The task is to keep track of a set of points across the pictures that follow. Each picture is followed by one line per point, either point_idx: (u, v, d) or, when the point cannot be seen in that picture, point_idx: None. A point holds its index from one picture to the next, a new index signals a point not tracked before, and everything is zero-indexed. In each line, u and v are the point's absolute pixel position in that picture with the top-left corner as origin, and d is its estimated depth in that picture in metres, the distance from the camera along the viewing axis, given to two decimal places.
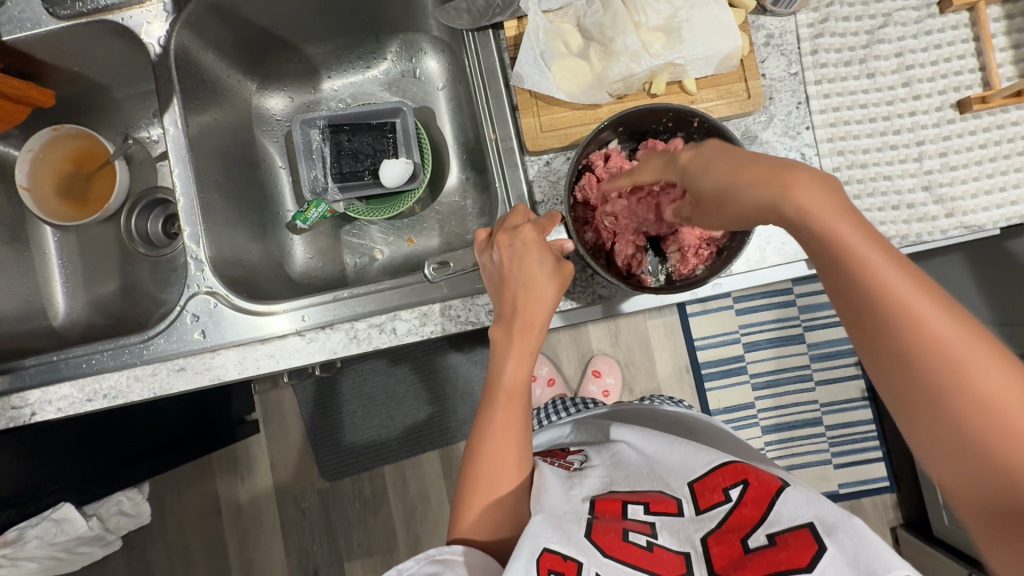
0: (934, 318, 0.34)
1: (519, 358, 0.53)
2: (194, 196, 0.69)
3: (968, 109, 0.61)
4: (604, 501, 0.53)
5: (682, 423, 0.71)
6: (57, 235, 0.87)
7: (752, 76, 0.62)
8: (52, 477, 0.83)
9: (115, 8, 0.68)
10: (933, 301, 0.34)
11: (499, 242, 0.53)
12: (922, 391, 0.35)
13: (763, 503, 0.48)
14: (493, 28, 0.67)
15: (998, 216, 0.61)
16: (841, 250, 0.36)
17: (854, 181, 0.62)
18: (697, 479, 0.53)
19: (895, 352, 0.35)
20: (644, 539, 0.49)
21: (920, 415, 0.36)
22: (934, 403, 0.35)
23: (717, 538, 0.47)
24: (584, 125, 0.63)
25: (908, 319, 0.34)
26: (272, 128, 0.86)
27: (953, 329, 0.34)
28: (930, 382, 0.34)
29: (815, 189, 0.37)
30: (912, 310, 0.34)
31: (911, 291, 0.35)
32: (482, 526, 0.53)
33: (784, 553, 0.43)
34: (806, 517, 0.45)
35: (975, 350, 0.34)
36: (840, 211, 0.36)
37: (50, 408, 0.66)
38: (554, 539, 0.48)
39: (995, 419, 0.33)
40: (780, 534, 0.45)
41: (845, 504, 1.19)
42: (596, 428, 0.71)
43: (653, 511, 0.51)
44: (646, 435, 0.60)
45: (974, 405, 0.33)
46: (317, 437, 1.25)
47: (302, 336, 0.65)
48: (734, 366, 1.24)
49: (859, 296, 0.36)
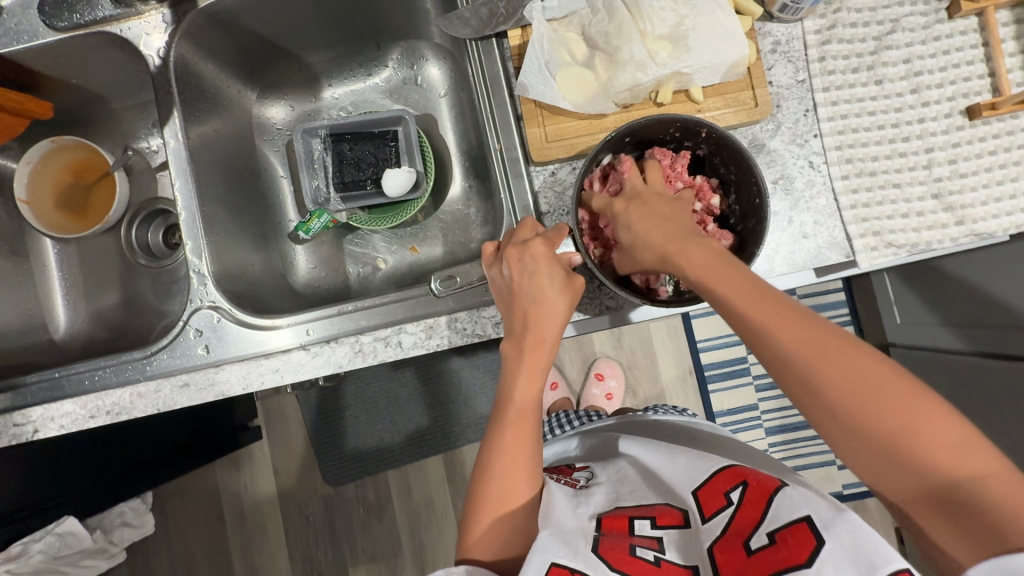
0: (810, 340, 0.42)
1: (530, 374, 0.52)
2: (196, 209, 0.68)
3: (977, 115, 0.60)
4: (610, 518, 0.52)
5: (681, 430, 0.69)
6: (56, 247, 0.86)
7: (760, 84, 0.61)
8: (52, 492, 0.82)
9: (113, 20, 0.67)
10: (803, 323, 0.42)
11: (509, 257, 0.52)
12: (821, 405, 0.42)
13: (761, 503, 0.47)
14: (497, 37, 0.66)
15: (1009, 223, 0.60)
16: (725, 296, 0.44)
17: (863, 189, 0.61)
18: (699, 487, 0.52)
19: (792, 376, 0.42)
20: (652, 554, 0.49)
21: (830, 425, 0.42)
22: (834, 413, 0.41)
23: (722, 545, 0.46)
24: (590, 135, 0.62)
25: (792, 345, 0.42)
26: (272, 136, 0.85)
27: (826, 343, 0.42)
28: (824, 396, 0.41)
29: (695, 250, 0.47)
30: (791, 335, 0.42)
31: (785, 322, 0.42)
32: (492, 544, 0.52)
33: (785, 552, 0.42)
34: (802, 511, 0.44)
35: (847, 354, 0.41)
36: (716, 264, 0.45)
37: (53, 425, 0.66)
38: (561, 553, 0.47)
39: (873, 410, 0.40)
40: (779, 531, 0.44)
41: (849, 505, 1.19)
42: (601, 440, 0.71)
43: (660, 526, 0.51)
44: (647, 447, 0.61)
45: (862, 404, 0.40)
46: (321, 446, 1.24)
47: (307, 350, 0.64)
48: (737, 368, 1.23)
49: (752, 335, 0.43)
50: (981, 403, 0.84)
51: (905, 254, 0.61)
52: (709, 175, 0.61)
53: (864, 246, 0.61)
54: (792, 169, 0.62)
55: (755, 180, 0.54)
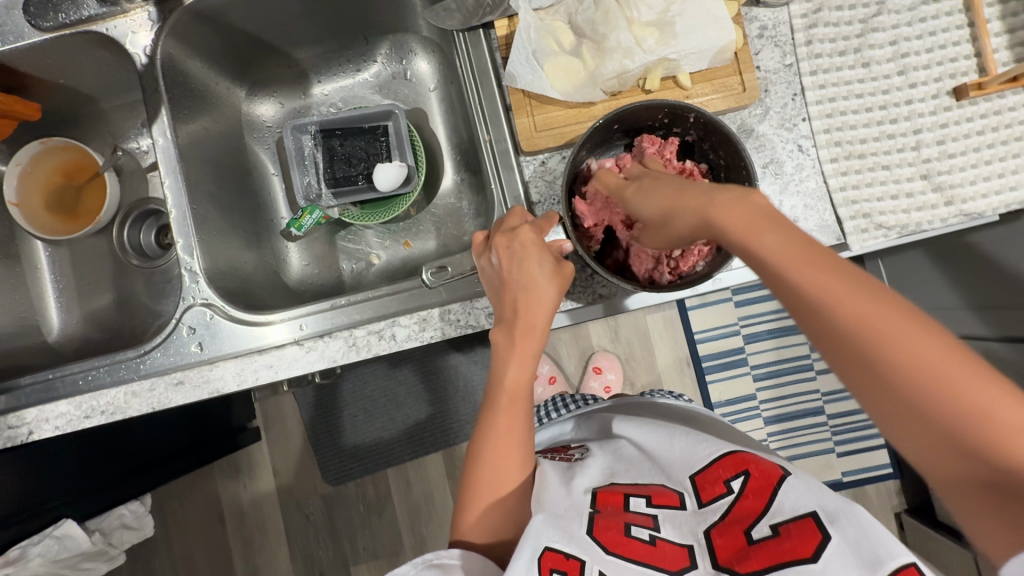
0: (868, 313, 0.37)
1: (521, 362, 0.53)
2: (186, 207, 0.68)
3: (964, 95, 0.60)
4: (605, 493, 0.52)
5: (682, 414, 0.69)
6: (48, 249, 0.86)
7: (747, 69, 0.61)
8: (50, 496, 0.82)
9: (99, 18, 0.67)
10: (860, 294, 0.37)
11: (497, 245, 0.52)
12: (880, 387, 0.37)
13: (764, 494, 0.47)
14: (483, 28, 0.66)
15: (998, 203, 0.60)
16: (771, 261, 0.39)
17: (852, 172, 0.61)
18: (697, 472, 0.52)
19: (846, 353, 0.38)
20: (647, 533, 0.49)
21: (888, 410, 0.37)
22: (893, 397, 0.37)
23: (720, 530, 0.47)
24: (578, 124, 0.62)
25: (849, 320, 0.37)
26: (262, 134, 0.85)
27: (886, 315, 0.37)
28: (884, 377, 0.37)
29: (735, 207, 0.41)
30: (848, 309, 0.37)
31: (841, 293, 0.37)
32: (484, 528, 0.53)
33: (788, 543, 0.43)
34: (808, 506, 0.45)
35: (910, 328, 0.36)
36: (756, 223, 0.40)
37: (48, 426, 0.66)
38: (555, 538, 0.48)
39: (927, 381, 0.35)
40: (782, 523, 0.45)
41: (848, 491, 1.20)
42: (597, 424, 0.70)
43: (655, 504, 0.51)
44: (646, 428, 0.60)
45: (916, 377, 0.36)
46: (320, 444, 1.24)
47: (301, 345, 0.64)
48: (734, 358, 1.24)
49: (802, 307, 0.39)
50: None
51: (895, 236, 0.61)
52: (698, 161, 0.61)
53: (854, 228, 0.61)
54: (781, 153, 0.62)
55: (743, 164, 0.54)
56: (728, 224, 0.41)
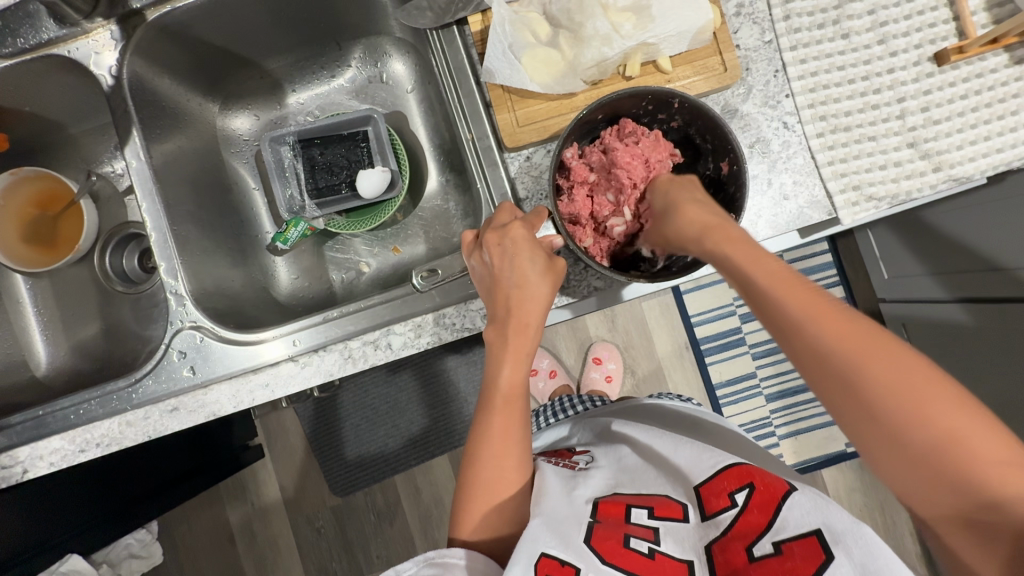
0: (855, 341, 0.40)
1: (514, 361, 0.52)
2: (167, 229, 0.66)
3: (946, 60, 0.60)
4: (607, 504, 0.52)
5: (686, 420, 0.71)
6: (29, 283, 0.84)
7: (727, 48, 0.60)
8: (53, 531, 0.80)
9: (61, 41, 0.65)
10: (840, 314, 0.41)
11: (489, 243, 0.52)
12: (865, 414, 0.40)
13: (769, 508, 0.47)
14: (457, 24, 0.64)
15: (986, 165, 0.60)
16: (762, 284, 0.42)
17: (839, 145, 0.61)
18: (702, 483, 0.52)
19: (831, 374, 0.40)
20: (646, 545, 0.49)
21: (865, 426, 0.40)
22: (872, 418, 0.40)
23: (722, 546, 0.46)
24: (561, 116, 0.61)
25: (835, 343, 0.40)
26: (240, 148, 0.84)
27: (863, 338, 0.40)
28: (863, 394, 0.39)
29: (734, 234, 0.46)
30: (828, 330, 0.40)
31: (833, 321, 0.40)
32: (480, 522, 0.52)
33: (790, 563, 0.43)
34: (814, 524, 0.44)
35: (896, 359, 0.39)
36: (757, 253, 0.44)
37: (42, 464, 0.64)
38: (552, 544, 0.47)
39: (914, 406, 0.38)
40: (786, 542, 0.44)
41: (852, 462, 1.21)
42: (597, 428, 0.71)
43: (658, 516, 0.51)
44: (653, 436, 0.60)
45: (900, 403, 0.39)
46: (324, 456, 1.21)
47: (296, 362, 0.63)
48: (733, 338, 1.24)
49: (788, 328, 0.41)
50: (972, 355, 0.86)
51: (886, 207, 0.61)
52: (687, 146, 0.60)
53: (845, 202, 0.60)
54: (767, 131, 0.62)
55: (732, 149, 0.53)
56: (726, 247, 0.45)
